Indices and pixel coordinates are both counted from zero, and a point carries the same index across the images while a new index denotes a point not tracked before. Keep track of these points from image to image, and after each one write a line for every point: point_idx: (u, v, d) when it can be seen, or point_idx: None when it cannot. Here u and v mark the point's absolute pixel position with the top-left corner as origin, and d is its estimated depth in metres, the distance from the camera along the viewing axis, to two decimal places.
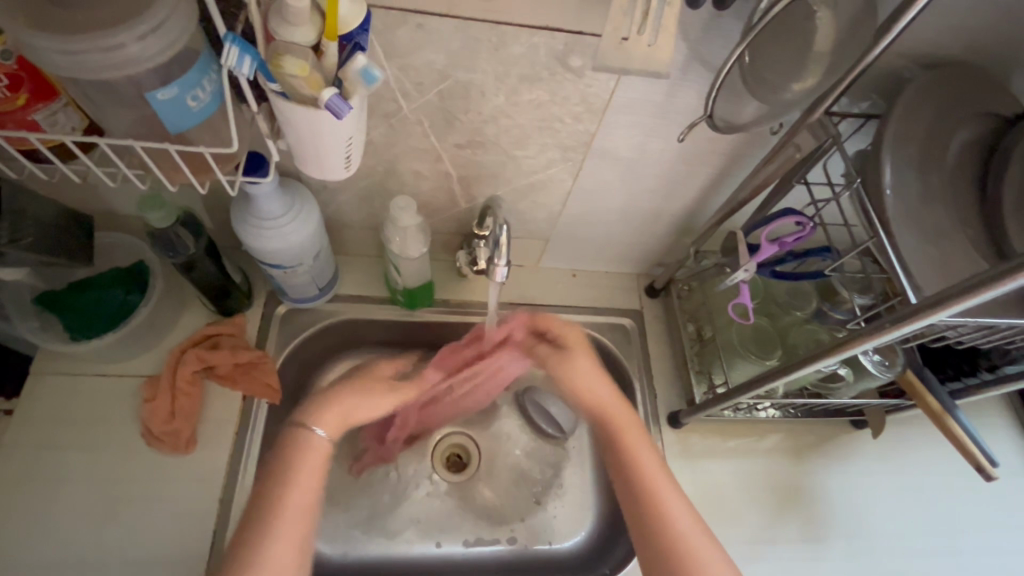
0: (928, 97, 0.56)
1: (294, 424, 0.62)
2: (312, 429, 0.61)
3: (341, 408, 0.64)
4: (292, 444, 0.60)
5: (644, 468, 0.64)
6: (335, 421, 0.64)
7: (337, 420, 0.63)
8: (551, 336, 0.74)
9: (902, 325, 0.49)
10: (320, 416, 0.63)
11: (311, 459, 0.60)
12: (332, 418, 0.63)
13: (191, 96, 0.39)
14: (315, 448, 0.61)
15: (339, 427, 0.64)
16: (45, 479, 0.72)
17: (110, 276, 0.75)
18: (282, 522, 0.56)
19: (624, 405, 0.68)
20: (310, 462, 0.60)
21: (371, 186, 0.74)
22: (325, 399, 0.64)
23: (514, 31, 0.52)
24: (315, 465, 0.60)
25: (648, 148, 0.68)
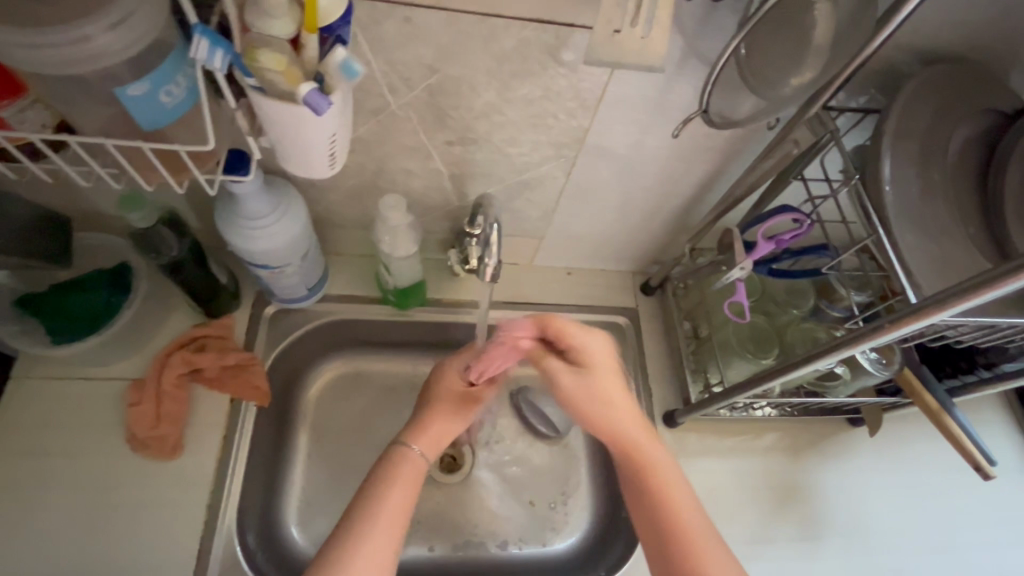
0: (930, 91, 0.54)
1: (398, 441, 0.63)
2: (411, 448, 0.62)
3: (435, 429, 0.66)
4: (392, 459, 0.61)
5: (666, 496, 0.57)
6: (431, 443, 0.65)
7: (431, 442, 0.64)
8: (562, 348, 0.64)
9: (902, 325, 0.48)
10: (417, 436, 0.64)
11: (408, 478, 0.60)
12: (428, 439, 0.65)
13: (164, 92, 0.38)
14: (413, 466, 0.61)
15: (433, 449, 0.65)
16: (27, 486, 0.70)
17: (92, 278, 0.73)
18: (372, 530, 0.54)
19: (647, 429, 0.61)
20: (408, 480, 0.59)
21: (360, 184, 0.73)
22: (423, 421, 0.66)
23: (505, 25, 0.51)
24: (409, 484, 0.59)
25: (643, 144, 0.67)
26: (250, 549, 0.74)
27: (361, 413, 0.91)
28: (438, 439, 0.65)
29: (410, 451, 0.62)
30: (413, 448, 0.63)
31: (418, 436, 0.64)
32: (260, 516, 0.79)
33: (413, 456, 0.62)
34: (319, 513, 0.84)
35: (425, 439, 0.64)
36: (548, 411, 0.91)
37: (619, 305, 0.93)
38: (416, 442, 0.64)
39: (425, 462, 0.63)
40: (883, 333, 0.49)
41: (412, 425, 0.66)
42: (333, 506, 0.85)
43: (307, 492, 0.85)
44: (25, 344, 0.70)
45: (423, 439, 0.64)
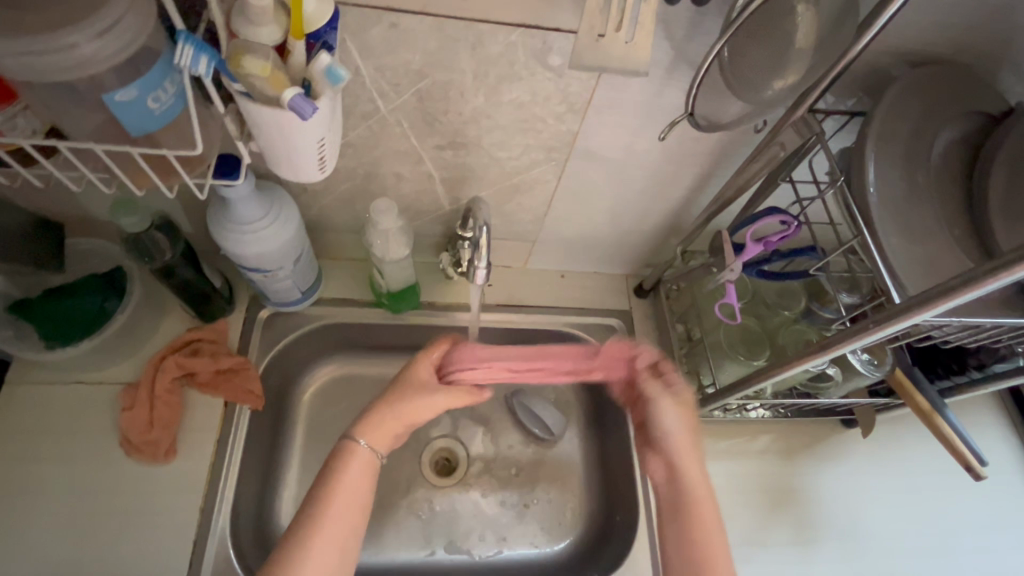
0: (914, 94, 0.55)
1: (348, 435, 0.61)
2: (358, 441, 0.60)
3: (388, 422, 0.62)
4: (339, 456, 0.59)
5: (700, 518, 0.60)
6: (383, 436, 0.62)
7: (381, 436, 0.62)
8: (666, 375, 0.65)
9: (886, 325, 0.48)
10: (366, 429, 0.61)
11: (353, 477, 0.58)
12: (378, 431, 0.62)
13: (152, 98, 0.38)
14: (359, 463, 0.59)
15: (383, 441, 0.62)
16: (20, 490, 0.70)
17: (86, 283, 0.74)
18: (320, 534, 0.55)
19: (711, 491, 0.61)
20: (355, 479, 0.58)
21: (352, 188, 0.73)
22: (379, 412, 0.62)
23: (491, 30, 0.51)
24: (359, 483, 0.59)
25: (632, 147, 0.67)
26: (243, 554, 0.74)
27: (356, 417, 0.91)
28: (391, 432, 0.62)
29: (357, 446, 0.60)
30: (359, 442, 0.60)
31: (369, 431, 0.61)
32: (254, 520, 0.79)
33: (361, 455, 0.60)
34: None
35: (375, 434, 0.61)
36: (543, 414, 0.91)
37: (612, 308, 0.93)
38: (365, 436, 0.61)
39: (374, 458, 0.61)
40: (869, 334, 0.49)
41: (365, 414, 0.62)
42: None
43: (302, 496, 0.85)
44: (18, 348, 0.71)
45: (374, 433, 0.61)
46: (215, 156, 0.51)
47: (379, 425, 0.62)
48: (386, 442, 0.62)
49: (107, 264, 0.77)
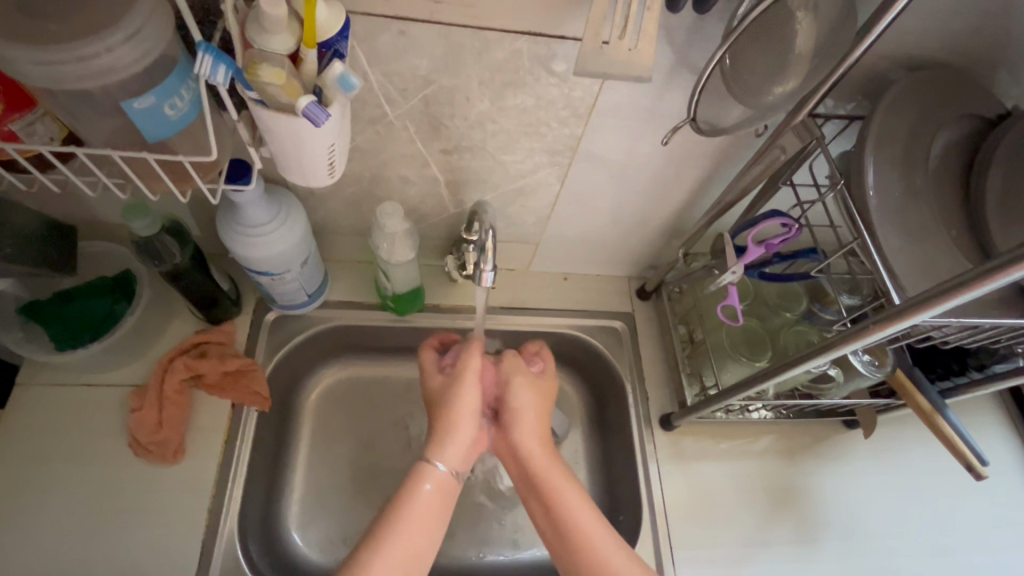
0: (913, 99, 0.56)
1: (421, 457, 0.63)
2: (433, 463, 0.62)
3: (454, 437, 0.64)
4: (413, 478, 0.61)
5: None
6: (455, 451, 0.64)
7: (455, 455, 0.64)
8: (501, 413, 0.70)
9: (885, 326, 0.49)
10: (439, 450, 0.63)
11: (428, 497, 0.60)
12: (452, 452, 0.64)
13: (169, 105, 0.39)
14: (439, 483, 0.62)
15: (458, 458, 0.64)
16: (32, 491, 0.71)
17: (95, 286, 0.75)
18: (390, 549, 0.56)
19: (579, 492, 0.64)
20: (432, 499, 0.60)
21: (359, 192, 0.74)
22: (444, 430, 0.65)
23: (497, 36, 0.52)
24: (436, 504, 0.61)
25: (634, 151, 0.68)
26: (251, 554, 0.75)
27: (361, 417, 0.92)
28: (462, 448, 0.64)
29: (432, 469, 0.62)
30: (436, 465, 0.62)
31: (441, 452, 0.63)
32: (261, 520, 0.80)
33: (436, 474, 0.62)
34: (320, 518, 0.85)
35: (447, 454, 0.63)
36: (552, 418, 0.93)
37: (614, 310, 0.94)
38: (438, 457, 0.63)
39: (453, 476, 0.63)
40: (870, 334, 0.50)
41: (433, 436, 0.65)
42: (334, 510, 0.86)
43: (307, 496, 0.86)
44: (28, 349, 0.71)
45: (447, 453, 0.63)
46: (226, 160, 0.52)
47: (450, 443, 0.64)
48: (461, 459, 0.64)
49: (118, 268, 0.78)
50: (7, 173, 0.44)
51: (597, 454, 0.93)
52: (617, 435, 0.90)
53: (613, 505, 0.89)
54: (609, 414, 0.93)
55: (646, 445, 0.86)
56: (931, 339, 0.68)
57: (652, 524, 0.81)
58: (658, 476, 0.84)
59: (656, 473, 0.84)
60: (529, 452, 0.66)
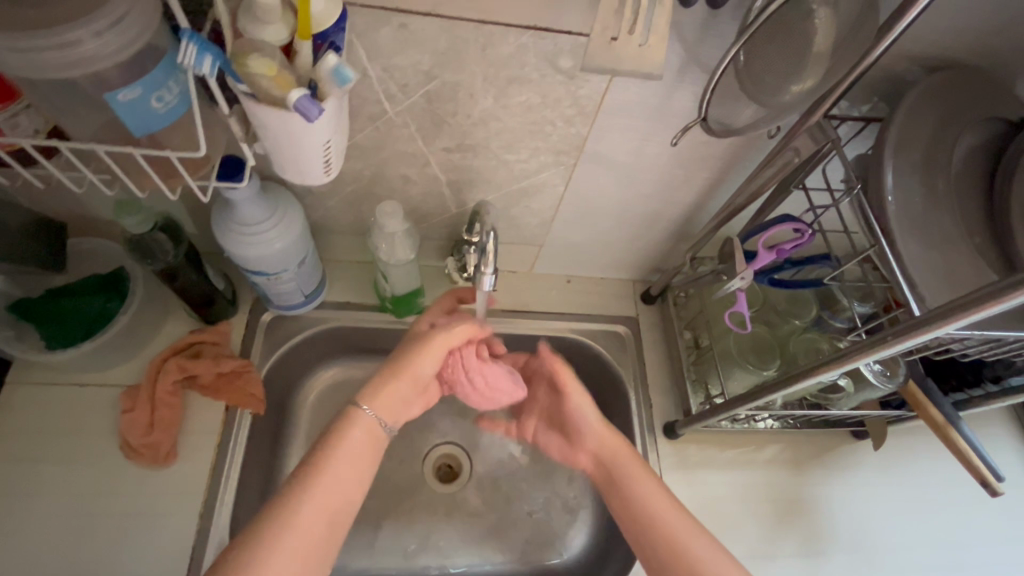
0: (934, 100, 0.53)
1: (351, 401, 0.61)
2: (362, 407, 0.60)
3: (394, 388, 0.62)
4: (343, 421, 0.59)
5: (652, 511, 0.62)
6: (389, 398, 0.62)
7: (387, 403, 0.61)
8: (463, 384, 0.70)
9: (904, 338, 0.47)
10: (371, 395, 0.61)
11: (356, 438, 0.59)
12: (386, 401, 0.61)
13: (155, 97, 0.37)
14: (364, 424, 0.59)
15: (388, 407, 0.61)
16: (20, 493, 0.70)
17: (88, 283, 0.73)
18: (319, 493, 0.54)
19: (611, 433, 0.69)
20: (359, 441, 0.59)
21: (358, 190, 0.72)
22: (387, 377, 0.63)
23: (502, 31, 0.50)
24: (360, 446, 0.58)
25: (643, 152, 0.66)
26: None
27: None
28: (395, 398, 0.62)
29: (362, 411, 0.60)
30: (364, 409, 0.60)
31: (372, 394, 0.61)
32: None
33: (366, 420, 0.60)
34: None
35: (377, 397, 0.61)
36: None
37: (618, 314, 0.92)
38: (368, 400, 0.61)
39: (382, 423, 0.61)
40: (886, 347, 0.48)
41: (375, 379, 0.63)
42: None
43: None
44: (18, 347, 0.70)
45: (378, 396, 0.61)
46: (219, 156, 0.50)
47: (383, 385, 0.62)
48: (394, 407, 0.62)
49: (111, 265, 0.76)
50: None
51: None
52: None
53: None
54: (610, 420, 0.91)
55: (649, 453, 0.84)
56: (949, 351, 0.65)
57: None
58: (661, 485, 0.82)
59: (659, 481, 0.82)
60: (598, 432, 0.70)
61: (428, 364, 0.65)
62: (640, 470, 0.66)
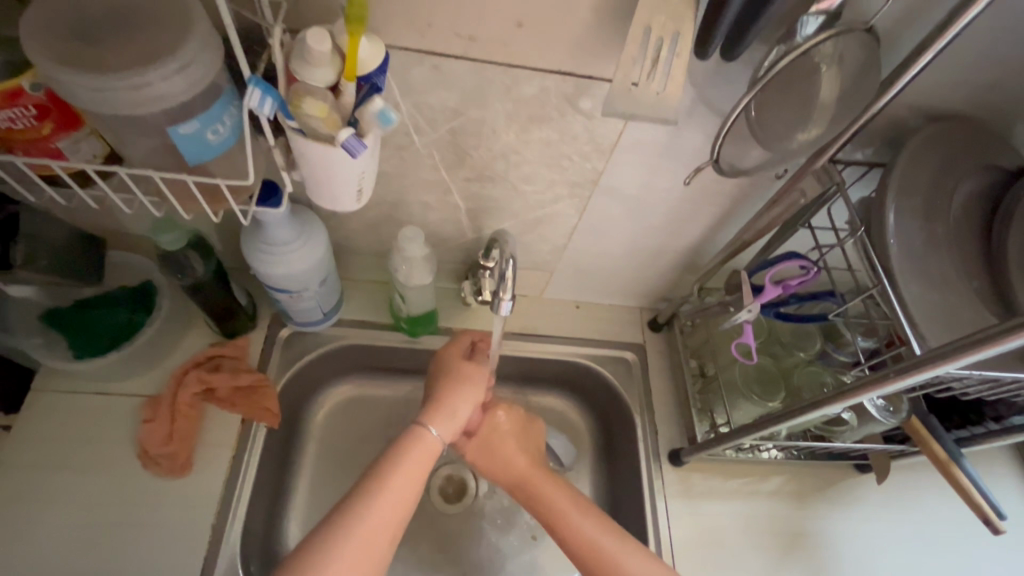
0: (933, 149, 0.56)
1: (417, 423, 0.68)
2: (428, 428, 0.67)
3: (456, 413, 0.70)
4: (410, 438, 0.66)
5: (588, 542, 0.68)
6: (448, 421, 0.69)
7: (448, 425, 0.69)
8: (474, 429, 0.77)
9: (906, 376, 0.49)
10: (434, 418, 0.68)
11: (424, 456, 0.65)
12: (444, 423, 0.69)
13: (211, 130, 0.41)
14: (430, 445, 0.66)
15: (449, 429, 0.69)
16: (38, 498, 0.71)
17: (117, 296, 0.76)
18: (387, 501, 0.60)
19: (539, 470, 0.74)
20: (426, 458, 0.65)
21: (380, 214, 0.75)
22: (444, 403, 0.70)
23: (527, 74, 0.54)
24: (425, 461, 0.65)
25: (654, 187, 0.70)
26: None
27: (370, 436, 0.93)
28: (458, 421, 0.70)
29: (429, 432, 0.67)
30: (429, 430, 0.67)
31: (437, 419, 0.68)
32: (262, 539, 0.80)
33: (430, 439, 0.67)
34: None
35: (443, 422, 0.68)
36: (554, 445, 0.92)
37: (625, 340, 0.94)
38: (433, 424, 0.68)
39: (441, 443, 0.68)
40: (887, 383, 0.50)
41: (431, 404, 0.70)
42: None
43: (312, 515, 0.86)
44: (47, 357, 0.72)
45: (442, 421, 0.69)
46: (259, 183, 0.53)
47: (446, 415, 0.69)
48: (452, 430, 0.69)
49: (138, 278, 0.79)
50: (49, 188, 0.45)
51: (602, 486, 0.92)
52: (624, 468, 0.90)
53: None
54: (616, 445, 0.93)
55: (654, 481, 0.85)
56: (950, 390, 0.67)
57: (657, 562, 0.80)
58: (665, 512, 0.83)
59: (663, 508, 0.83)
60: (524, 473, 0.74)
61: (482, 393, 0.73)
62: (566, 498, 0.71)
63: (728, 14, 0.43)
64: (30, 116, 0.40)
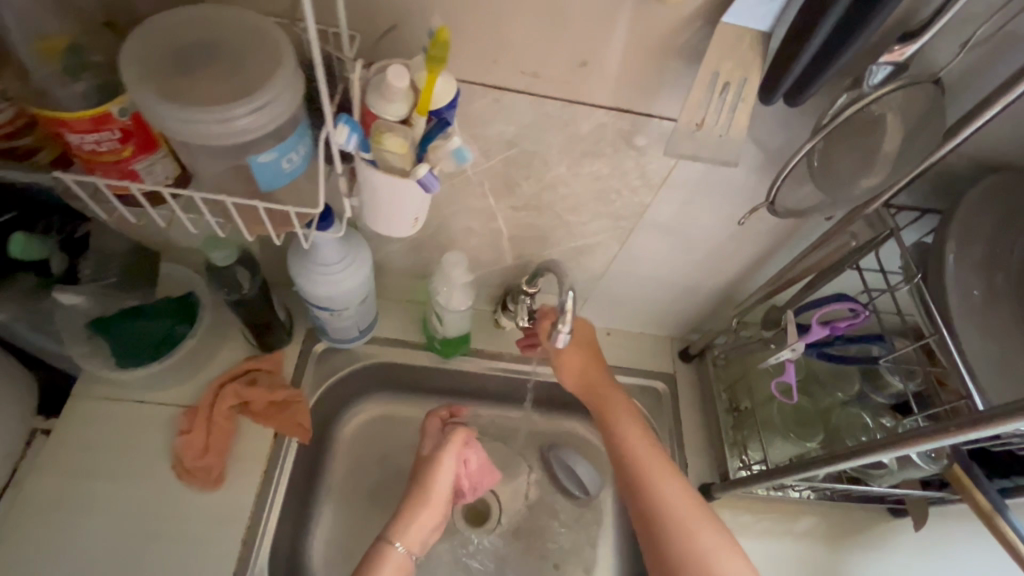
0: (994, 200, 0.55)
1: (383, 538, 0.74)
2: (394, 543, 0.73)
3: (417, 521, 0.76)
4: (375, 556, 0.72)
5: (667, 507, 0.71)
6: (414, 531, 0.75)
7: (413, 536, 0.75)
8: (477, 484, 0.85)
9: (968, 430, 0.47)
10: (398, 531, 0.74)
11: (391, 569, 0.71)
12: (408, 534, 0.75)
13: (286, 159, 0.42)
14: (395, 561, 0.72)
15: (413, 540, 0.75)
16: (76, 506, 0.72)
17: (157, 308, 0.74)
18: None
19: (648, 442, 0.76)
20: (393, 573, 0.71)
21: (423, 238, 0.76)
22: (409, 515, 0.76)
23: (586, 110, 0.54)
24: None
25: (700, 223, 0.70)
26: None
27: (397, 457, 0.93)
28: (421, 529, 0.76)
29: (393, 547, 0.73)
30: (395, 545, 0.73)
31: (401, 532, 0.74)
32: (289, 556, 0.80)
33: (397, 554, 0.73)
34: (347, 557, 0.85)
35: (407, 534, 0.74)
36: (579, 471, 0.93)
37: (656, 371, 0.94)
38: (399, 537, 0.74)
39: (410, 555, 0.74)
40: (947, 437, 0.48)
41: (395, 518, 0.75)
42: (362, 548, 0.86)
43: (337, 533, 0.86)
44: (95, 366, 0.74)
45: (405, 534, 0.74)
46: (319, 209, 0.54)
47: (410, 525, 0.75)
48: (416, 538, 0.75)
49: (180, 289, 0.80)
50: (123, 207, 0.46)
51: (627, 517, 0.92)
52: None
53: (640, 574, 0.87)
54: None
55: None
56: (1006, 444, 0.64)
57: None
58: None
59: None
60: (628, 436, 0.76)
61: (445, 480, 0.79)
62: (665, 467, 0.74)
63: (797, 65, 0.43)
64: (114, 140, 0.41)
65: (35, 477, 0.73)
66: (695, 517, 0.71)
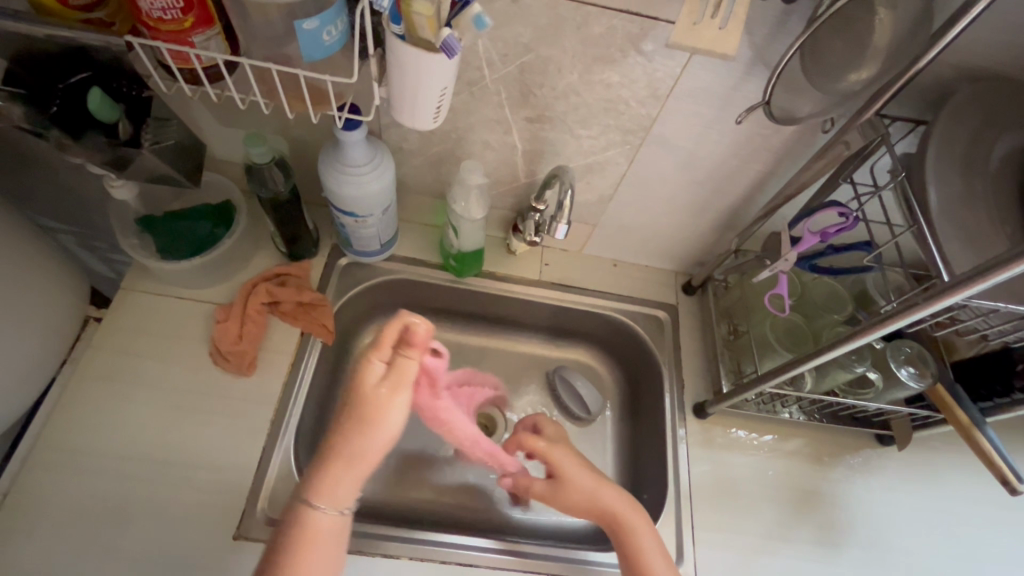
0: (976, 106, 0.59)
1: (301, 499, 0.59)
2: (316, 508, 0.58)
3: (336, 477, 0.58)
4: (298, 524, 0.58)
5: (602, 504, 0.70)
6: (338, 491, 0.58)
7: (336, 492, 0.58)
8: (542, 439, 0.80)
9: (935, 301, 0.51)
10: (322, 492, 0.58)
11: (321, 540, 0.58)
12: (335, 494, 0.58)
13: (326, 31, 0.48)
14: (324, 525, 0.58)
15: (342, 497, 0.59)
16: (122, 380, 0.79)
17: (199, 210, 0.82)
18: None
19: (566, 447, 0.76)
20: (323, 541, 0.58)
21: (443, 151, 0.81)
22: (328, 469, 0.58)
23: (596, 12, 0.59)
24: (325, 544, 0.59)
25: (705, 138, 0.73)
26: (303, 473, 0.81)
27: None
28: (348, 488, 0.59)
29: (317, 512, 0.58)
30: (318, 507, 0.58)
31: (326, 494, 0.58)
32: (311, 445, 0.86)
33: (321, 516, 0.58)
34: None
35: (330, 495, 0.58)
36: (582, 391, 0.98)
37: (659, 299, 0.98)
38: (322, 500, 0.58)
39: (342, 514, 0.59)
40: (918, 309, 0.53)
41: (316, 471, 0.59)
42: None
43: None
44: (142, 257, 0.80)
45: (333, 496, 0.58)
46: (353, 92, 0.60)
47: (340, 483, 0.58)
48: (346, 495, 0.59)
49: (219, 196, 0.86)
50: (184, 78, 0.52)
51: (626, 436, 0.98)
52: (649, 419, 0.94)
53: (637, 485, 0.92)
54: (643, 398, 0.97)
55: (677, 430, 0.89)
56: (974, 333, 0.69)
57: (677, 504, 0.84)
58: (686, 458, 0.87)
59: (684, 453, 0.87)
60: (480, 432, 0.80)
61: (399, 416, 0.58)
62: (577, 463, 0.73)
63: None
64: (177, 9, 0.47)
65: (88, 354, 0.80)
66: (633, 518, 0.69)
